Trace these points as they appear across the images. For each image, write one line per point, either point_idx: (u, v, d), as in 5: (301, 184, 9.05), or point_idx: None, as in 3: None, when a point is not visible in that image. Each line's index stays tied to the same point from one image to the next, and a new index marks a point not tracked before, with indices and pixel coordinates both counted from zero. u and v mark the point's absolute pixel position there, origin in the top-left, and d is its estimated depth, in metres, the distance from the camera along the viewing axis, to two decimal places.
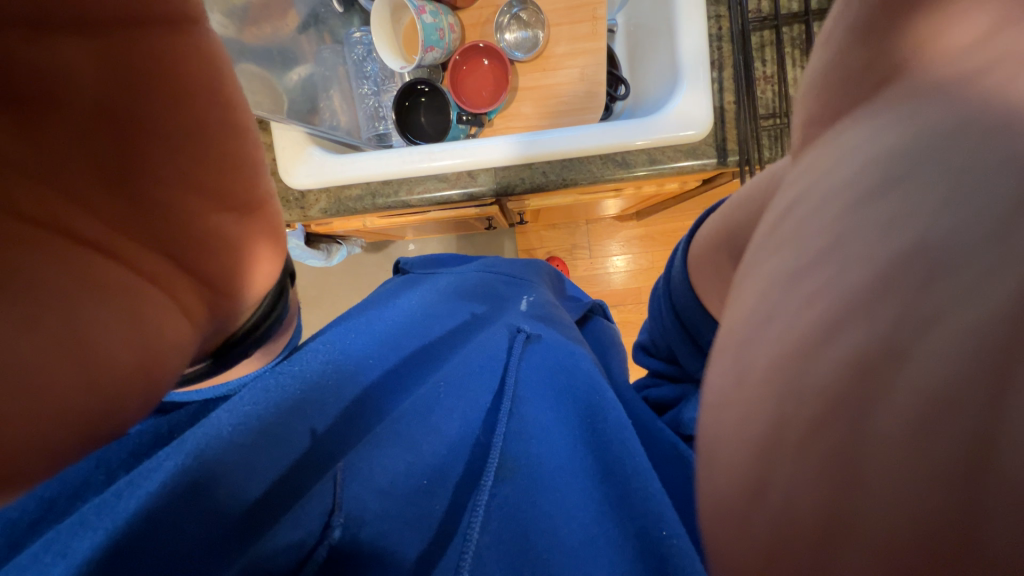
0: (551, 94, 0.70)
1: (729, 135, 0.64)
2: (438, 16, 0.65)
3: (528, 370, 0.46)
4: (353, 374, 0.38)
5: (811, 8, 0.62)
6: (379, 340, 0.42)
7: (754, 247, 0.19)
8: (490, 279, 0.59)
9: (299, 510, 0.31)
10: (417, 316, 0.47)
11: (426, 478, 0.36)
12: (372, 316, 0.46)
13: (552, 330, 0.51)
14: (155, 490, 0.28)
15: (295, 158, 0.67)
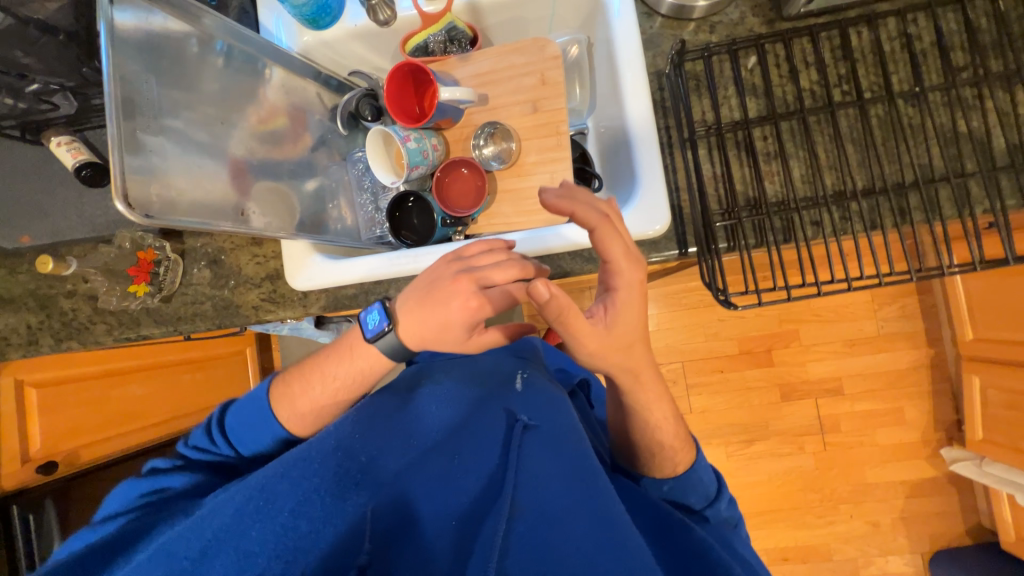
0: (527, 196, 0.79)
1: (687, 230, 0.71)
2: (422, 141, 0.75)
3: (529, 447, 0.55)
4: (378, 451, 0.52)
5: (751, 115, 0.70)
6: (401, 425, 0.57)
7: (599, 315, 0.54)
8: (494, 363, 0.71)
9: (343, 539, 0.47)
10: (428, 404, 0.61)
11: (455, 520, 0.50)
12: (392, 405, 0.60)
13: (546, 416, 0.60)
14: (228, 512, 0.46)
15: (300, 266, 0.76)
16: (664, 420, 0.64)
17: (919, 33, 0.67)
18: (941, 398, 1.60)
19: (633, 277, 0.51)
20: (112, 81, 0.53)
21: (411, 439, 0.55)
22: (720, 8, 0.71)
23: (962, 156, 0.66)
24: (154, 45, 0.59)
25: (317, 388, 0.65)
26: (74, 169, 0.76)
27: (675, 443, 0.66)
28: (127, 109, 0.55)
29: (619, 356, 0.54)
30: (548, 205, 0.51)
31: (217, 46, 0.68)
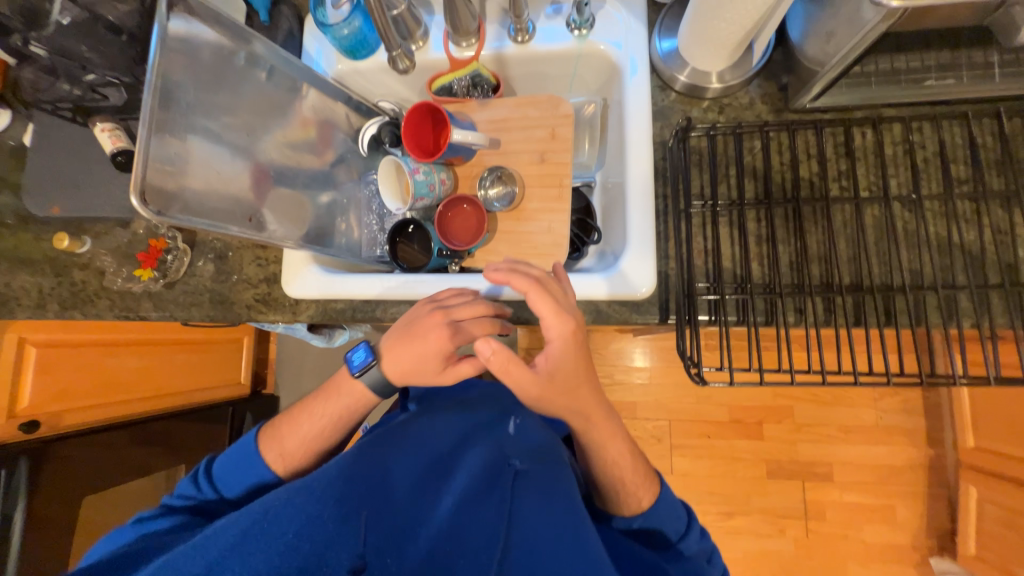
0: (523, 239, 0.82)
1: (670, 297, 0.72)
2: (430, 174, 0.79)
3: (523, 487, 0.58)
4: (381, 476, 0.56)
5: (747, 197, 0.71)
6: (399, 457, 0.60)
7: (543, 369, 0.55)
8: (490, 414, 0.75)
9: (346, 558, 0.48)
10: (423, 439, 0.64)
11: (455, 547, 0.51)
12: (387, 437, 0.63)
13: (538, 466, 0.63)
14: (236, 530, 0.48)
15: (297, 274, 0.80)
16: (617, 455, 0.65)
17: (923, 142, 0.69)
18: (938, 503, 1.52)
19: (565, 333, 0.53)
20: (155, 78, 0.57)
21: (409, 473, 0.58)
22: (731, 91, 0.75)
23: (956, 266, 0.66)
24: (200, 53, 0.65)
25: (304, 427, 0.68)
26: (111, 154, 0.82)
27: (637, 478, 0.67)
28: (161, 105, 0.59)
29: (565, 400, 0.57)
30: (488, 279, 0.57)
31: (262, 63, 0.74)
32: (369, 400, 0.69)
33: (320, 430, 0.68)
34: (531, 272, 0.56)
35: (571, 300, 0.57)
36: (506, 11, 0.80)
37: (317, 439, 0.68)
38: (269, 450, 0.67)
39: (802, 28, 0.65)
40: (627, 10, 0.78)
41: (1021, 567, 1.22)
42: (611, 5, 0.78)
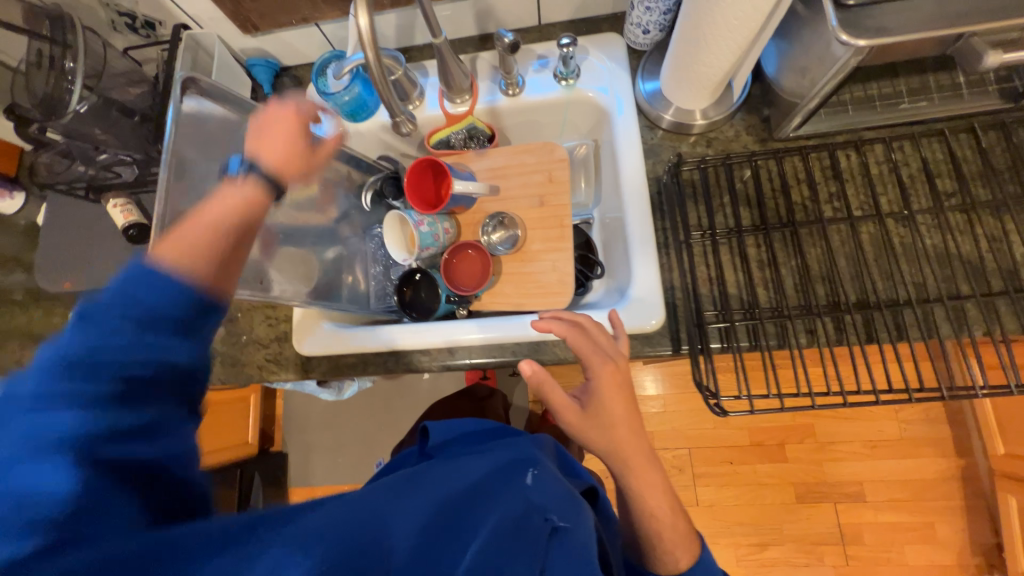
0: (529, 279, 0.83)
1: (680, 328, 0.72)
2: (435, 225, 0.81)
3: (559, 550, 0.46)
4: (380, 529, 0.40)
5: (744, 224, 0.73)
6: (415, 495, 0.46)
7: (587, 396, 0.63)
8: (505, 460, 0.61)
9: None
10: (441, 479, 0.50)
11: None
12: (371, 495, 0.43)
13: (575, 522, 0.50)
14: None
15: (307, 331, 0.81)
16: (654, 507, 0.63)
17: (905, 160, 0.72)
18: (978, 517, 1.46)
19: (606, 371, 0.62)
20: (168, 150, 0.61)
21: (417, 528, 0.42)
22: (716, 125, 0.78)
23: (957, 278, 0.67)
24: (209, 125, 0.68)
25: (203, 218, 0.54)
26: (122, 228, 0.85)
27: (671, 528, 0.63)
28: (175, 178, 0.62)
29: (600, 436, 0.62)
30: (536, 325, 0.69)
31: None
32: (264, 200, 0.60)
33: (213, 242, 0.53)
34: (578, 318, 0.68)
35: (611, 343, 0.67)
36: (496, 68, 0.85)
37: (220, 253, 0.54)
38: (173, 241, 0.51)
39: (776, 64, 0.69)
40: (609, 59, 0.83)
41: None
42: (594, 56, 0.83)
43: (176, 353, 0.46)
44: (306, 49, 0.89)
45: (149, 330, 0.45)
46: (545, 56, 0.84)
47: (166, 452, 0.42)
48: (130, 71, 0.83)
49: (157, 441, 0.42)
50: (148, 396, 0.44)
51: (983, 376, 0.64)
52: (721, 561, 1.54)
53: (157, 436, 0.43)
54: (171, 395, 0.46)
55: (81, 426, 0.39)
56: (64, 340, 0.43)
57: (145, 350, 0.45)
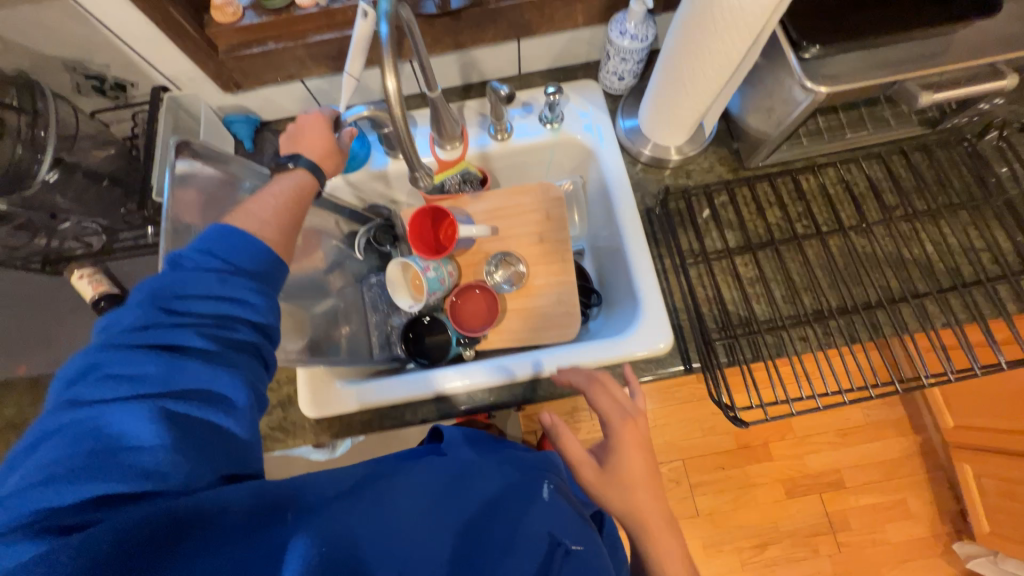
0: (536, 314, 0.85)
1: (688, 346, 0.76)
2: (440, 269, 0.81)
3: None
4: (397, 528, 0.45)
5: (731, 245, 0.80)
6: (445, 515, 0.48)
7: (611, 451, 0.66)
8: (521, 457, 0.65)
9: None
10: (468, 487, 0.52)
11: None
12: (407, 501, 0.47)
13: (579, 534, 0.55)
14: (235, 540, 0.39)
15: (314, 392, 0.77)
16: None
17: (855, 180, 0.82)
18: (940, 487, 1.60)
19: (625, 429, 0.66)
20: (167, 217, 0.58)
21: (437, 524, 0.47)
22: (692, 158, 0.86)
23: (914, 279, 0.77)
24: (205, 187, 0.66)
25: (268, 195, 0.62)
26: (92, 301, 0.77)
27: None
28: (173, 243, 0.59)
29: (615, 493, 0.63)
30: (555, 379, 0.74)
31: (245, 184, 0.74)
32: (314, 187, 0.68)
33: (278, 217, 0.61)
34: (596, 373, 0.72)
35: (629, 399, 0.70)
36: (484, 115, 0.88)
37: (276, 225, 0.60)
38: (242, 219, 0.57)
39: (741, 104, 0.78)
40: (590, 103, 0.89)
41: None
42: (575, 100, 0.89)
43: (241, 336, 0.52)
44: (288, 104, 0.88)
45: (229, 291, 0.52)
46: (529, 102, 0.89)
47: (229, 429, 0.48)
48: (98, 134, 0.78)
49: (217, 416, 0.47)
50: (220, 361, 0.50)
51: (949, 364, 0.72)
52: (726, 567, 1.57)
53: (229, 408, 0.48)
54: (239, 364, 0.51)
55: (164, 380, 0.46)
56: (161, 276, 0.50)
57: (219, 319, 0.52)
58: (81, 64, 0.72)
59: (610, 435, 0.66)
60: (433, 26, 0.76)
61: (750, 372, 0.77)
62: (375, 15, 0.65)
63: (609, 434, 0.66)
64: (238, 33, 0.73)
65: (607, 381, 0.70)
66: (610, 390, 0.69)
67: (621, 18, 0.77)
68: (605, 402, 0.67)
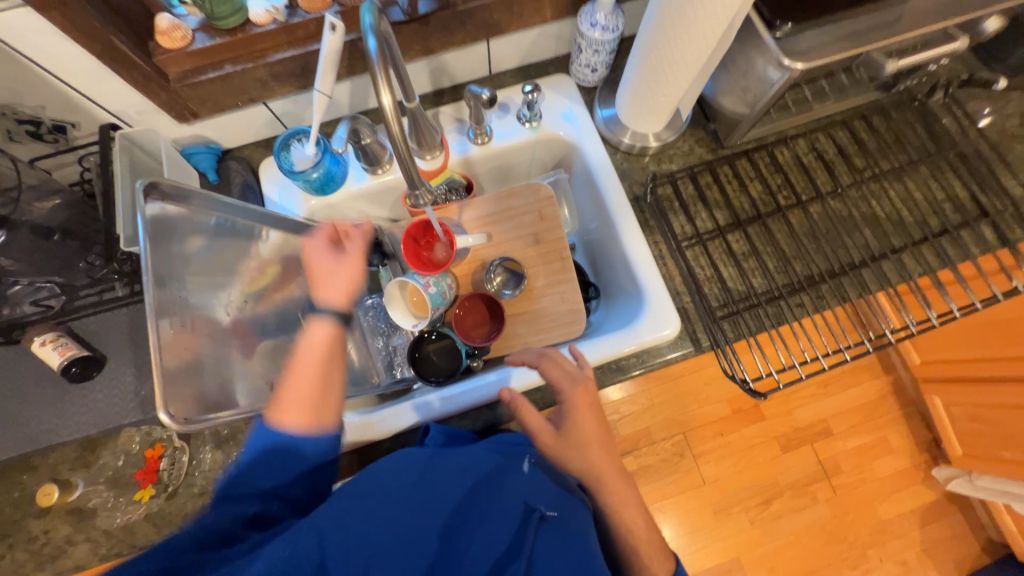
0: (542, 316, 0.84)
1: (696, 327, 0.78)
2: (440, 283, 0.79)
3: (543, 545, 0.53)
4: (381, 518, 0.50)
5: (722, 223, 0.82)
6: (423, 504, 0.53)
7: (566, 418, 0.65)
8: (506, 438, 0.67)
9: None
10: (445, 477, 0.56)
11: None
12: (386, 495, 0.52)
13: (557, 499, 0.58)
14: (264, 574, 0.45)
15: None
16: (632, 523, 0.63)
17: (825, 147, 0.86)
18: (914, 420, 1.73)
19: (578, 393, 0.64)
20: (146, 267, 0.53)
21: (418, 513, 0.52)
22: (671, 144, 0.87)
23: (889, 235, 0.81)
24: (180, 228, 0.61)
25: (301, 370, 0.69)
26: (60, 368, 0.70)
27: (642, 530, 0.63)
28: (157, 292, 0.54)
29: (572, 455, 0.63)
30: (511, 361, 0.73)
31: (217, 219, 0.67)
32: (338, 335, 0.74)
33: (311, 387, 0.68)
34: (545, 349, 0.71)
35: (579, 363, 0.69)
36: (461, 120, 0.86)
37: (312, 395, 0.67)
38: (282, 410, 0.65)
39: (714, 87, 0.80)
40: (567, 97, 0.88)
41: (1001, 451, 1.40)
42: (552, 96, 0.88)
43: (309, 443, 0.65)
44: (251, 128, 0.82)
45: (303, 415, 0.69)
46: (505, 103, 0.88)
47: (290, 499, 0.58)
48: (40, 184, 0.70)
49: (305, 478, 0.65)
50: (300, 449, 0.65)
51: (929, 310, 0.77)
52: (736, 529, 1.65)
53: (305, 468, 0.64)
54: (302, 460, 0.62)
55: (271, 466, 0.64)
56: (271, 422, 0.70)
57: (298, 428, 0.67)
58: (12, 109, 0.64)
59: (563, 401, 0.65)
60: (401, 34, 0.74)
61: (755, 342, 0.80)
62: (344, 27, 0.61)
63: (562, 400, 0.65)
64: (191, 59, 0.67)
65: (554, 357, 0.69)
66: (559, 360, 0.68)
67: (591, 10, 0.76)
68: (557, 373, 0.66)
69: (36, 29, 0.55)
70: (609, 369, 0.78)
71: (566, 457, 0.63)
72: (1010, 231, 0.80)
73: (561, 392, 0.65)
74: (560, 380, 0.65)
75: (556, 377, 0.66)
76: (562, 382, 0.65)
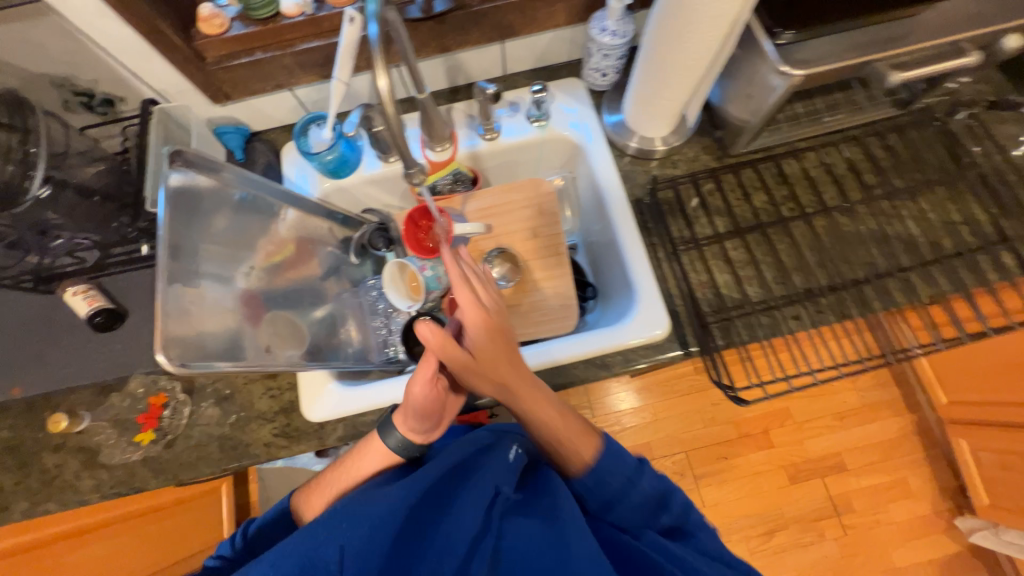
0: (534, 308, 0.85)
1: (686, 331, 0.77)
2: (436, 268, 0.83)
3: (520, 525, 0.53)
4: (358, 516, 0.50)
5: (721, 230, 0.82)
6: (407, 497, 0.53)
7: (478, 339, 0.62)
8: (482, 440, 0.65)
9: None
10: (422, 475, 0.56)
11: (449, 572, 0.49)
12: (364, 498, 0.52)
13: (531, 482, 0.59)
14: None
15: (313, 395, 0.76)
16: (552, 420, 0.63)
17: (835, 162, 0.85)
18: (938, 464, 1.63)
19: (477, 313, 0.63)
20: (162, 238, 0.57)
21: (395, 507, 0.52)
22: (677, 149, 0.88)
23: (898, 254, 0.79)
24: (207, 199, 0.66)
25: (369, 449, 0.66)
26: (86, 317, 0.77)
27: (569, 433, 0.63)
28: (173, 249, 0.59)
29: (488, 368, 0.62)
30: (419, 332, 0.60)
31: (239, 193, 0.72)
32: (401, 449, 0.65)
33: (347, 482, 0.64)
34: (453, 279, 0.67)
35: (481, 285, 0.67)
36: (472, 116, 0.90)
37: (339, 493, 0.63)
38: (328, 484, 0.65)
39: (721, 94, 0.81)
40: (576, 99, 0.91)
41: None
42: (561, 97, 0.91)
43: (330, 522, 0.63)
44: (277, 113, 0.89)
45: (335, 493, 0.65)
46: (515, 101, 0.91)
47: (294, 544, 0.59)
48: None
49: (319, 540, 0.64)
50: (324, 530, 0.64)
51: (939, 332, 0.74)
52: None
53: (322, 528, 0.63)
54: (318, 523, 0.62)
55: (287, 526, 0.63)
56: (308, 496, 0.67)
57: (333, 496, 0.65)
58: (70, 81, 0.73)
59: (475, 321, 0.63)
60: (418, 31, 0.78)
61: (749, 352, 0.79)
62: (361, 20, 0.66)
63: (473, 322, 0.63)
64: (226, 44, 0.73)
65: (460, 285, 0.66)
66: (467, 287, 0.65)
67: (601, 16, 0.79)
68: (469, 302, 0.63)
69: (96, 10, 0.63)
70: (595, 365, 0.78)
71: (484, 378, 0.62)
72: None
73: (473, 315, 0.63)
74: (471, 306, 0.63)
75: (468, 305, 0.63)
76: (472, 309, 0.63)
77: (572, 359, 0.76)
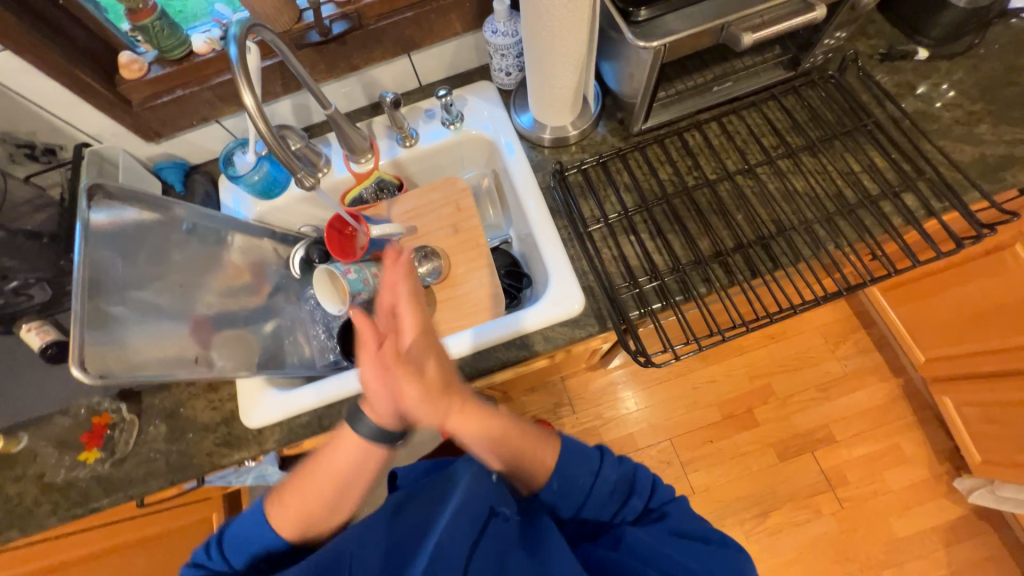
0: (462, 300, 0.88)
1: (601, 305, 0.80)
2: (361, 271, 0.87)
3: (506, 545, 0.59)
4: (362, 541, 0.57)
5: (630, 206, 0.85)
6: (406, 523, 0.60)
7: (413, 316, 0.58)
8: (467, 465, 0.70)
9: None
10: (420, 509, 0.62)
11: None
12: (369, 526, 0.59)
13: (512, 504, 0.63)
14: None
15: (253, 401, 0.80)
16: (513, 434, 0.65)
17: (736, 129, 0.88)
18: (931, 427, 1.58)
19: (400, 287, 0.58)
20: (81, 269, 0.59)
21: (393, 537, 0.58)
22: (585, 133, 0.92)
23: (802, 209, 0.81)
24: (150, 229, 0.71)
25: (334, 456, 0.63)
26: (40, 349, 0.81)
27: (531, 442, 0.66)
28: (94, 274, 0.61)
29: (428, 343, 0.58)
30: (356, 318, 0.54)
31: (184, 223, 0.76)
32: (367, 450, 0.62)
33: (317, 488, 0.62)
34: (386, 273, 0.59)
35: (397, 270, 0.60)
36: (390, 127, 0.95)
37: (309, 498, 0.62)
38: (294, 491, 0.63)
39: (614, 78, 0.85)
40: (485, 99, 0.96)
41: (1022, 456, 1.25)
42: (472, 100, 0.96)
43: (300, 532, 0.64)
44: (210, 145, 0.95)
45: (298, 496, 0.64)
46: (429, 109, 0.97)
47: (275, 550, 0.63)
48: None
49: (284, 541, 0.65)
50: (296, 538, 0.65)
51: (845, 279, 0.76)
52: None
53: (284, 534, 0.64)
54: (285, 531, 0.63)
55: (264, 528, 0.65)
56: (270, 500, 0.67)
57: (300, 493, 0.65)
58: (10, 135, 0.80)
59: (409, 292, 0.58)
60: (322, 53, 0.84)
61: (665, 319, 0.81)
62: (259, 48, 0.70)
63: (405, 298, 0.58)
64: (147, 86, 0.80)
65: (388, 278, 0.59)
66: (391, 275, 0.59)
67: (491, 19, 0.84)
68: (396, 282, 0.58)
69: (19, 69, 0.71)
70: (518, 348, 0.80)
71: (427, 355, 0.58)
72: (935, 199, 0.77)
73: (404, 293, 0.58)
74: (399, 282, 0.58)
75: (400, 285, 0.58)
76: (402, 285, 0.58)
77: (492, 341, 0.78)
